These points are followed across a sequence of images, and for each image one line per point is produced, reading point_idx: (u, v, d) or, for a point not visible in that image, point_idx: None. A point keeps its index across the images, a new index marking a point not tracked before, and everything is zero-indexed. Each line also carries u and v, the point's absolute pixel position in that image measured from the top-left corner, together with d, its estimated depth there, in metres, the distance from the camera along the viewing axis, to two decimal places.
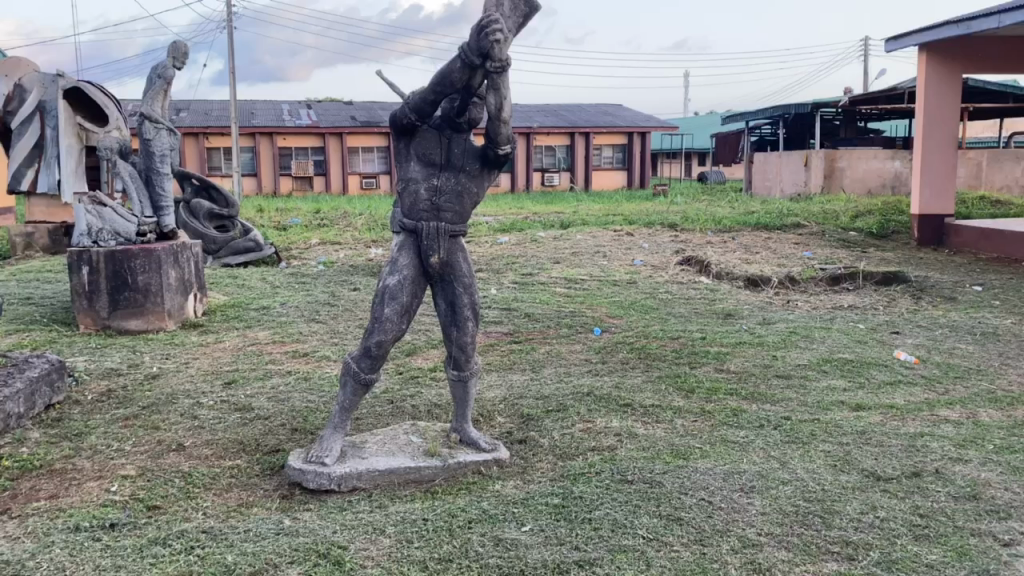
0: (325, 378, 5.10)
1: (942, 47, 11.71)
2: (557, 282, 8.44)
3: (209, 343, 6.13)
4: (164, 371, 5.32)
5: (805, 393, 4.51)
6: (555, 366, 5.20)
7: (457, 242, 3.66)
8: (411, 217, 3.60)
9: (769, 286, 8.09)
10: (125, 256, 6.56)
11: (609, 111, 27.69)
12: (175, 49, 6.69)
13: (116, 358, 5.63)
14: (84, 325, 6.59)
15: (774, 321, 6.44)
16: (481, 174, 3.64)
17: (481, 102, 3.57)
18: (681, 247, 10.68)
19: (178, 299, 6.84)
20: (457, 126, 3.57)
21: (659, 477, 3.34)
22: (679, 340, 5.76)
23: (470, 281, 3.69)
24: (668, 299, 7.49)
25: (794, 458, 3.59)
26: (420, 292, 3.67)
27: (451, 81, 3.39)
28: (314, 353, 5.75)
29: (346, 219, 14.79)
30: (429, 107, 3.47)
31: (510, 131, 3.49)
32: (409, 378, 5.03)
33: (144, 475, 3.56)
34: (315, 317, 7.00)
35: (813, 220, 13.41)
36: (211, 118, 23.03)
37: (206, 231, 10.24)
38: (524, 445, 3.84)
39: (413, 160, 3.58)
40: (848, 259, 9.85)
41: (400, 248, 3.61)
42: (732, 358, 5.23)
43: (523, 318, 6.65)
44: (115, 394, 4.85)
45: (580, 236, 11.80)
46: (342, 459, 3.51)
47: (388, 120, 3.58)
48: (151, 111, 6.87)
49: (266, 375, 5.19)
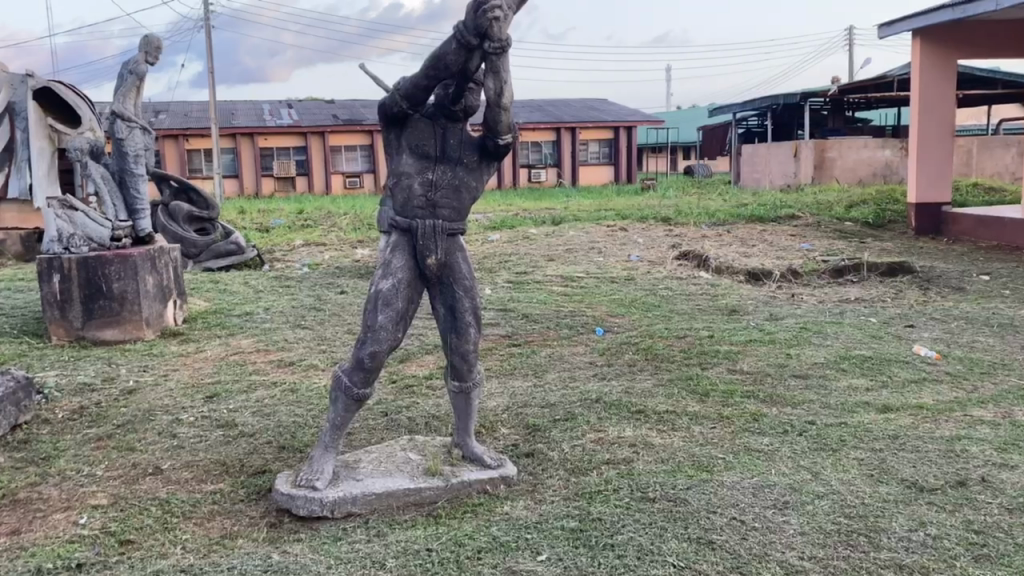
0: (313, 390, 4.77)
1: (935, 34, 11.51)
2: (553, 280, 8.15)
3: (189, 353, 5.79)
4: (142, 385, 4.98)
5: (827, 395, 4.23)
6: (558, 370, 4.90)
7: (455, 241, 3.36)
8: (404, 215, 3.29)
9: (772, 280, 7.82)
10: (98, 262, 6.21)
11: (594, 105, 27.40)
12: (148, 44, 6.35)
13: (90, 372, 5.29)
14: (56, 336, 6.23)
15: (782, 316, 6.17)
16: (479, 166, 3.35)
17: (478, 88, 3.28)
18: (677, 241, 10.41)
19: (156, 307, 6.50)
20: (452, 115, 3.27)
21: (683, 494, 3.05)
22: (686, 339, 5.48)
23: (471, 283, 3.39)
24: (669, 295, 7.22)
25: (826, 468, 3.30)
26: (416, 297, 3.36)
27: (445, 64, 3.09)
28: (302, 362, 5.42)
29: (330, 219, 14.44)
30: (423, 93, 3.17)
31: (511, 118, 3.21)
32: (403, 388, 4.72)
33: (116, 505, 3.24)
34: (301, 323, 6.66)
35: (808, 212, 13.17)
36: (191, 119, 22.57)
37: (185, 235, 9.87)
38: (532, 459, 3.55)
39: (405, 152, 3.28)
40: (848, 250, 9.60)
41: (394, 249, 3.30)
42: (744, 357, 4.95)
43: (520, 319, 6.35)
44: (87, 412, 4.51)
45: (573, 232, 11.51)
46: (335, 481, 3.21)
47: (378, 109, 3.28)
48: (123, 109, 6.56)
49: (250, 387, 4.87)
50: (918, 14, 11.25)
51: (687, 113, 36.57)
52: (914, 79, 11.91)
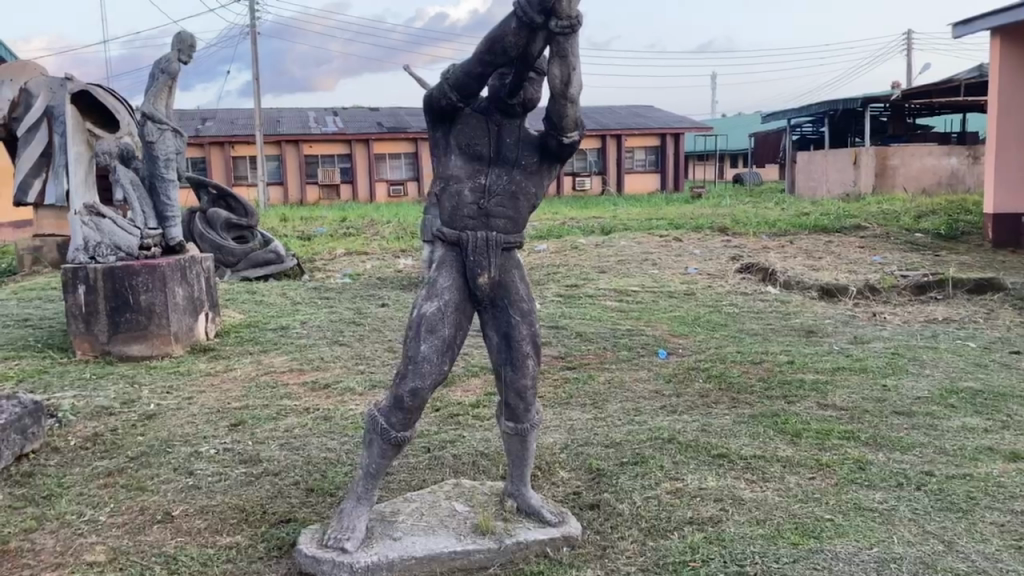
0: (347, 419, 4.27)
1: (1016, 34, 10.74)
2: (606, 295, 7.60)
3: (218, 372, 5.36)
4: (164, 409, 4.54)
5: (940, 438, 3.64)
6: (621, 400, 4.34)
7: (511, 257, 2.86)
8: (452, 226, 2.79)
9: (848, 297, 7.20)
10: (125, 273, 5.81)
11: (641, 112, 26.75)
12: (181, 41, 5.96)
13: (110, 393, 4.88)
14: (81, 351, 5.87)
15: (869, 339, 5.54)
16: (540, 169, 2.85)
17: (539, 78, 2.79)
18: (738, 253, 9.78)
19: (186, 320, 6.12)
20: (508, 109, 2.79)
21: (790, 570, 2.50)
22: (764, 366, 4.90)
23: (529, 307, 2.87)
24: (736, 313, 6.62)
25: (961, 536, 2.72)
26: (465, 322, 2.84)
27: (504, 47, 2.59)
28: (337, 385, 4.93)
29: (373, 227, 14.06)
30: (476, 82, 2.66)
31: (578, 113, 2.72)
32: (447, 418, 4.20)
33: (115, 562, 2.78)
34: (339, 339, 6.20)
35: (874, 222, 12.42)
36: (236, 126, 22.48)
37: (223, 243, 9.53)
38: (596, 513, 3.03)
39: (454, 152, 2.80)
40: (926, 264, 8.88)
41: (440, 266, 2.80)
42: (835, 390, 4.34)
43: (574, 338, 5.81)
44: (101, 441, 4.08)
45: (624, 242, 10.94)
46: (369, 541, 2.71)
47: (422, 102, 2.78)
48: (154, 110, 6.02)
49: (279, 414, 4.40)
50: (995, 12, 10.50)
51: (737, 120, 35.71)
52: (992, 84, 11.14)
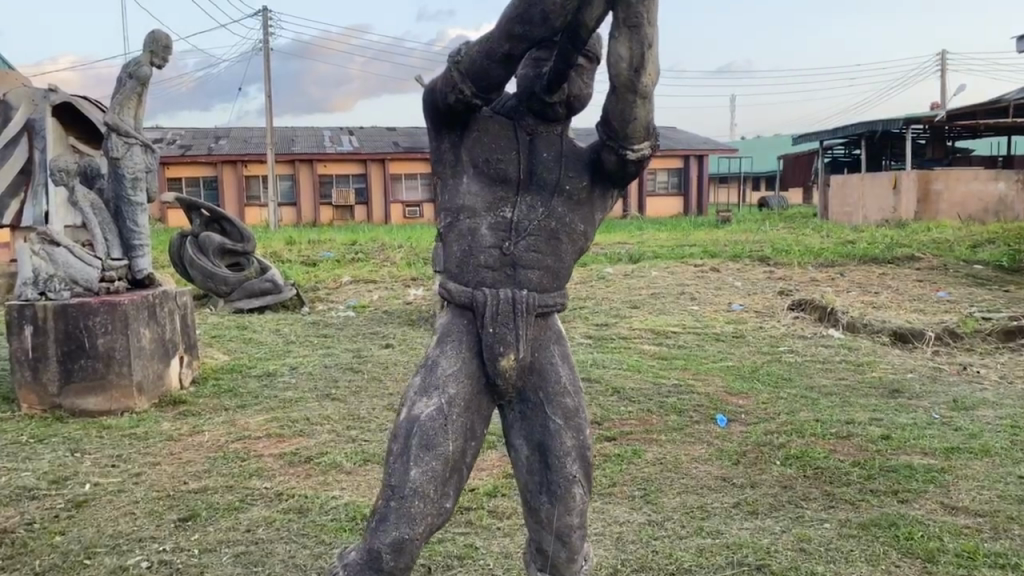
0: (328, 515, 3.30)
1: None
2: (642, 336, 6.63)
3: (182, 437, 4.42)
4: (100, 493, 3.59)
5: None
6: (679, 493, 3.36)
7: (548, 327, 1.91)
8: (461, 281, 1.88)
9: (924, 344, 6.22)
10: (81, 312, 4.89)
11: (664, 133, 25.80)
12: (154, 41, 5.06)
13: (41, 466, 3.94)
14: (27, 404, 5.00)
15: (972, 404, 4.55)
16: (590, 197, 1.91)
17: (592, 64, 1.89)
18: (785, 286, 8.77)
19: (153, 367, 5.22)
20: (546, 111, 1.87)
21: None
22: (853, 441, 3.92)
23: (575, 404, 1.90)
24: (799, 364, 5.64)
25: None
26: (481, 428, 1.89)
27: (544, 12, 1.65)
28: (320, 458, 3.98)
29: (383, 252, 13.14)
30: (502, 66, 1.72)
31: (651, 116, 1.80)
32: (456, 515, 3.25)
33: None
34: (332, 392, 5.26)
35: (926, 251, 11.37)
36: (249, 145, 21.76)
37: (216, 270, 8.64)
38: None
39: (466, 173, 1.87)
40: (1001, 303, 7.87)
41: (443, 339, 1.86)
42: (957, 484, 3.34)
43: (611, 395, 4.85)
44: (8, 540, 3.13)
45: (656, 272, 9.99)
46: None
47: (422, 97, 1.86)
48: (118, 120, 5.03)
49: (242, 502, 3.47)
50: None
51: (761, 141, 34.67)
52: None
